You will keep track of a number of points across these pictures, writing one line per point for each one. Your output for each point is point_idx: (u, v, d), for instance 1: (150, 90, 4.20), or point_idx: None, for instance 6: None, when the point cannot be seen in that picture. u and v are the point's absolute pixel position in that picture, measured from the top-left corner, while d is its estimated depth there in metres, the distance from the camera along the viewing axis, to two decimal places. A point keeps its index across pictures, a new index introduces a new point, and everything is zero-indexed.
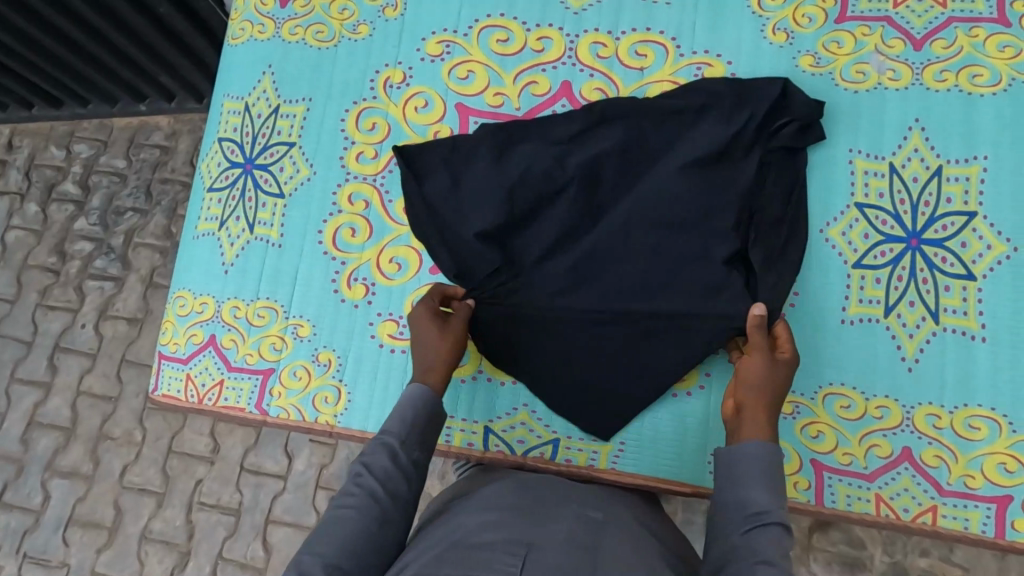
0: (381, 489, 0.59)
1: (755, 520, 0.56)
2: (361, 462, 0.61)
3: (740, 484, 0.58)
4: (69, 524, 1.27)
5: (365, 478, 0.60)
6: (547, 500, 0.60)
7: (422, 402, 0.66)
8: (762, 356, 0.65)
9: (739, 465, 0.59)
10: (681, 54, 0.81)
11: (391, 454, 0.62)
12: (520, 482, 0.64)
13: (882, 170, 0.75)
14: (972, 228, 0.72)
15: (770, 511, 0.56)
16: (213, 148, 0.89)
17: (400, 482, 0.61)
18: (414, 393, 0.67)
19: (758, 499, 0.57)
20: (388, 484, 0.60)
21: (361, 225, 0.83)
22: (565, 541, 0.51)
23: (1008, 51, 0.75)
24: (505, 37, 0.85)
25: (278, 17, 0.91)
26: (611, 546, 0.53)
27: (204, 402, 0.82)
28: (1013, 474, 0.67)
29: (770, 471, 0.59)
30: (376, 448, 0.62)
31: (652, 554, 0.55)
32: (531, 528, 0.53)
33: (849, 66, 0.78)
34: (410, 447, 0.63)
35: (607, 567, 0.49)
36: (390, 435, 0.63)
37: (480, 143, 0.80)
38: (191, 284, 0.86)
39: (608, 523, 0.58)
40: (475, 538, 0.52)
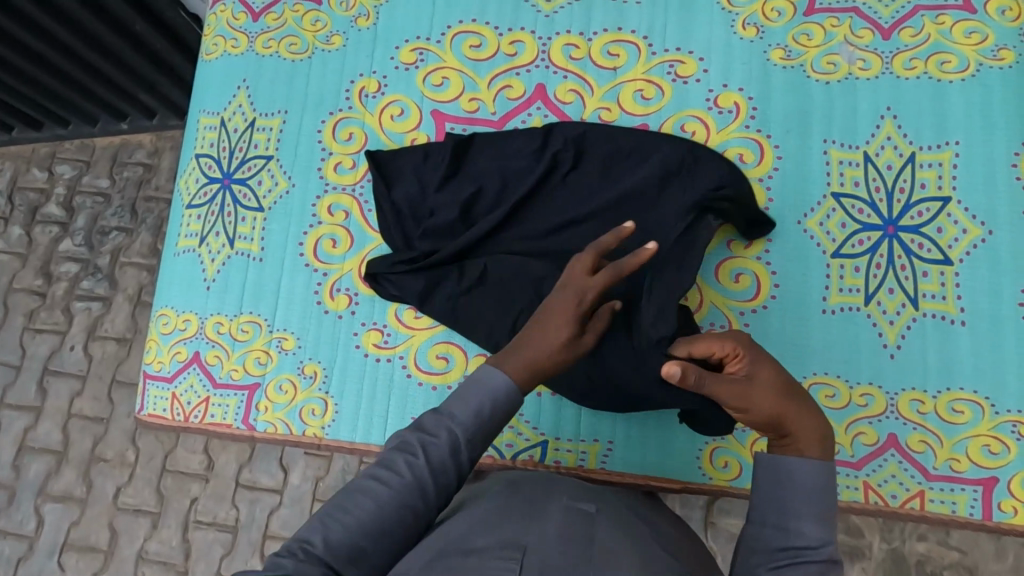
0: (430, 482, 0.50)
1: (792, 555, 0.48)
2: (418, 439, 0.52)
3: (782, 508, 0.50)
4: (65, 549, 1.26)
5: (418, 461, 0.51)
6: (538, 495, 0.59)
7: (507, 402, 0.55)
8: (741, 395, 0.54)
9: (784, 485, 0.51)
10: (654, 53, 0.82)
11: (454, 446, 0.52)
12: (510, 479, 0.64)
13: (856, 160, 0.76)
14: (946, 214, 0.73)
15: (815, 546, 0.48)
16: (191, 164, 0.89)
17: (452, 478, 0.52)
18: (498, 386, 0.54)
19: (803, 530, 0.49)
20: (439, 478, 0.51)
21: (341, 235, 0.83)
22: (557, 538, 0.51)
23: (974, 38, 0.76)
24: (477, 42, 0.85)
25: (251, 31, 0.91)
26: (603, 538, 0.52)
27: (190, 419, 0.81)
28: (998, 456, 0.67)
29: (817, 496, 0.50)
30: (441, 436, 0.52)
31: (651, 546, 0.55)
32: (526, 528, 0.52)
33: (820, 57, 0.79)
34: (475, 445, 0.53)
35: (602, 560, 0.49)
36: (460, 426, 0.52)
37: (445, 152, 0.81)
38: (173, 302, 0.85)
39: (600, 514, 0.57)
40: (469, 541, 0.51)
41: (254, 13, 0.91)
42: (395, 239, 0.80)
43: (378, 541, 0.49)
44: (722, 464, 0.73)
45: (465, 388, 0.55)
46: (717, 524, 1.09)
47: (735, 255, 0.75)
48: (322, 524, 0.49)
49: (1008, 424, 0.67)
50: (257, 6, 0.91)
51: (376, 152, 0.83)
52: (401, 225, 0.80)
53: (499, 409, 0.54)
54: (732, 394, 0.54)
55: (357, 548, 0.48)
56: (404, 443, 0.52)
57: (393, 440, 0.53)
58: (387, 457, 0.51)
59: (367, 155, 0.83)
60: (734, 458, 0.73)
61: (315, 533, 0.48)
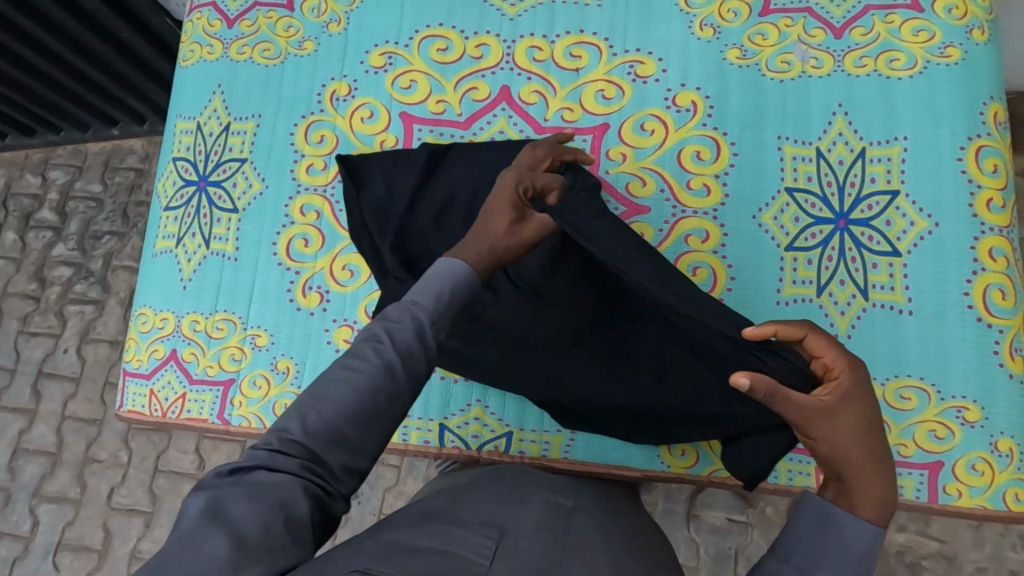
0: (400, 364, 0.51)
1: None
2: (384, 327, 0.53)
3: (818, 555, 0.49)
4: (60, 549, 1.28)
5: (385, 346, 0.52)
6: (521, 483, 0.62)
7: (464, 286, 0.59)
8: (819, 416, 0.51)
9: (836, 538, 0.49)
10: (614, 54, 0.84)
11: (419, 330, 0.54)
12: (495, 468, 0.66)
13: (809, 155, 0.78)
14: (895, 207, 0.75)
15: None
16: (169, 167, 0.92)
17: (422, 362, 0.53)
18: (454, 272, 0.59)
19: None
20: (409, 361, 0.52)
21: (313, 235, 0.85)
22: (535, 527, 0.54)
23: (923, 36, 0.78)
24: (444, 45, 0.87)
25: (226, 38, 0.93)
26: (578, 531, 0.56)
27: (167, 415, 0.84)
28: (943, 441, 0.69)
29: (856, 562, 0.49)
30: (406, 321, 0.54)
31: (620, 543, 0.57)
32: (502, 513, 0.55)
33: (775, 56, 0.81)
34: (440, 329, 0.56)
35: (576, 549, 0.53)
36: (423, 311, 0.55)
37: (415, 161, 0.82)
38: (151, 301, 0.88)
39: (578, 509, 0.61)
40: (454, 517, 0.53)
41: (229, 20, 0.94)
42: (361, 242, 0.81)
43: (360, 429, 0.49)
44: (679, 451, 0.75)
45: (424, 279, 0.57)
46: (700, 517, 1.11)
47: (692, 249, 0.77)
48: (298, 416, 0.49)
49: (952, 411, 0.69)
50: (231, 13, 0.94)
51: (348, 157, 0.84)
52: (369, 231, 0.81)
53: (459, 292, 0.58)
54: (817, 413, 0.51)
55: (337, 433, 0.48)
56: (370, 333, 0.53)
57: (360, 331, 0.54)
58: (356, 347, 0.52)
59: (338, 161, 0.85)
60: (691, 446, 0.75)
61: (292, 423, 0.48)
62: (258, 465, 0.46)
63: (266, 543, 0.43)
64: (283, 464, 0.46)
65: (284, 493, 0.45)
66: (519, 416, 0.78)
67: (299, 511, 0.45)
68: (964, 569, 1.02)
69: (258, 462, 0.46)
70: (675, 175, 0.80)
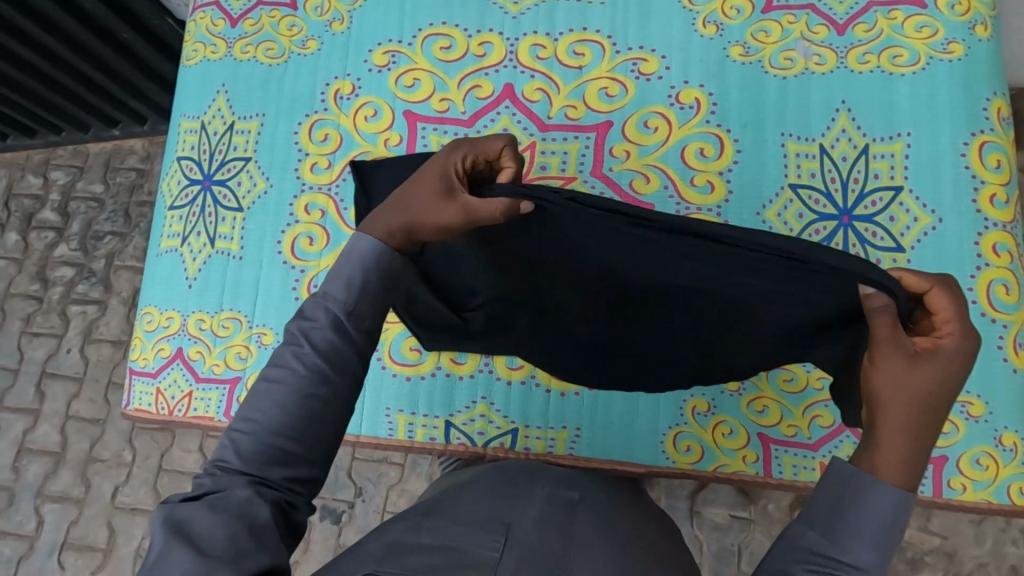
0: (325, 363, 0.49)
1: (827, 564, 0.45)
2: (299, 328, 0.50)
3: (840, 524, 0.46)
4: (64, 548, 1.29)
5: (304, 349, 0.49)
6: (523, 479, 0.62)
7: (377, 266, 0.52)
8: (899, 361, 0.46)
9: (860, 502, 0.46)
10: (617, 51, 0.84)
11: (337, 324, 0.50)
12: (498, 465, 0.66)
13: (813, 152, 0.78)
14: (899, 202, 0.75)
15: (859, 569, 0.45)
16: (173, 166, 0.92)
17: (352, 357, 0.51)
18: (366, 252, 0.52)
19: (852, 550, 0.45)
20: (334, 360, 0.50)
21: (318, 233, 0.85)
22: (539, 520, 0.54)
23: (925, 32, 0.78)
24: (447, 44, 0.87)
25: (229, 38, 0.94)
26: (584, 523, 0.56)
27: (174, 414, 0.84)
28: (947, 435, 0.69)
29: (887, 529, 0.45)
30: (321, 318, 0.50)
31: (626, 532, 0.58)
32: (508, 508, 0.55)
33: (777, 53, 0.81)
34: (361, 317, 0.51)
35: (581, 541, 0.53)
36: (336, 302, 0.50)
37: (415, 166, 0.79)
38: (156, 300, 0.88)
39: (584, 501, 0.61)
40: (458, 517, 0.54)
41: (232, 19, 0.94)
42: None
43: (301, 442, 0.48)
44: (684, 448, 0.75)
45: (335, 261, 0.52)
46: (702, 513, 1.11)
47: None
48: (232, 443, 0.48)
49: (957, 405, 0.70)
50: (235, 12, 0.94)
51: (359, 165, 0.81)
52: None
53: (373, 275, 0.52)
54: (894, 366, 0.46)
55: (275, 449, 0.47)
56: (288, 336, 0.50)
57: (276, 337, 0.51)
58: (277, 356, 0.50)
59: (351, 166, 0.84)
60: (696, 442, 0.75)
61: (227, 452, 0.47)
62: (203, 493, 0.45)
63: (231, 552, 0.42)
64: (230, 485, 0.45)
65: (243, 504, 0.44)
66: (524, 413, 0.78)
67: (261, 517, 0.44)
68: (964, 565, 1.02)
69: (203, 490, 0.45)
70: (679, 172, 0.80)
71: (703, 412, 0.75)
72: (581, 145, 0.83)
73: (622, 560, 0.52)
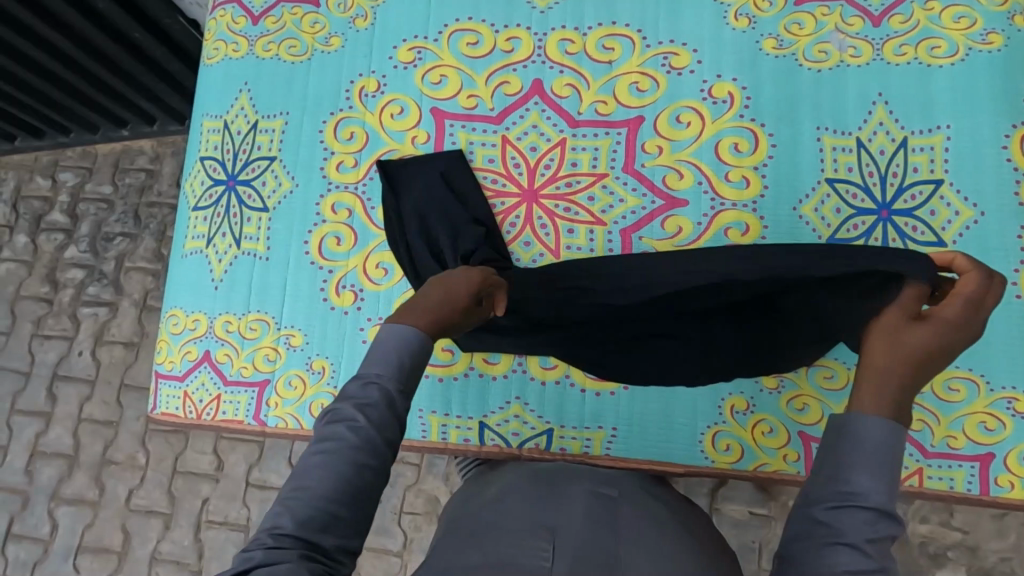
0: (380, 437, 0.48)
1: (841, 500, 0.43)
2: (353, 406, 0.49)
3: (837, 456, 0.45)
4: (79, 552, 1.28)
5: (360, 422, 0.48)
6: (559, 479, 0.61)
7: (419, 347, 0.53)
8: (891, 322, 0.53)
9: (850, 433, 0.45)
10: (648, 45, 0.83)
11: (389, 400, 0.50)
12: (533, 468, 0.66)
13: (849, 145, 0.77)
14: (939, 196, 0.74)
15: (871, 495, 0.43)
16: (196, 167, 0.91)
17: (398, 430, 0.50)
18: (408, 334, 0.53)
19: (858, 478, 0.43)
20: (386, 431, 0.49)
21: (345, 233, 0.84)
22: (585, 519, 0.53)
23: (963, 23, 0.77)
24: (474, 39, 0.86)
25: (251, 35, 0.92)
26: (628, 519, 0.55)
27: (202, 417, 0.83)
28: (993, 432, 0.69)
29: (883, 449, 0.44)
30: (373, 395, 0.49)
31: (672, 526, 0.57)
32: (550, 512, 0.54)
33: (811, 46, 0.80)
34: (409, 394, 0.52)
35: (628, 537, 0.52)
36: (389, 379, 0.50)
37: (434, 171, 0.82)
38: (182, 303, 0.87)
39: (622, 498, 0.59)
40: (500, 526, 0.53)
41: (254, 17, 0.93)
42: (400, 251, 0.81)
43: (354, 507, 0.46)
44: (723, 447, 0.74)
45: (376, 348, 0.52)
46: (722, 510, 1.10)
47: (731, 242, 0.77)
48: (286, 509, 0.45)
49: (1002, 401, 0.69)
50: (256, 10, 0.93)
51: (387, 165, 0.84)
52: (405, 237, 0.80)
53: (418, 358, 0.53)
54: (894, 321, 0.53)
55: (331, 517, 0.45)
56: (338, 412, 0.49)
57: (326, 412, 0.49)
58: (329, 432, 0.48)
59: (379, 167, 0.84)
60: (735, 441, 0.74)
61: (282, 518, 0.44)
62: (253, 566, 0.42)
63: None
64: (281, 559, 0.43)
65: None
66: (559, 414, 0.77)
67: None
68: (988, 560, 1.01)
69: (253, 563, 0.42)
70: (713, 168, 0.79)
71: (742, 410, 0.74)
72: (612, 141, 0.81)
73: (672, 552, 0.52)
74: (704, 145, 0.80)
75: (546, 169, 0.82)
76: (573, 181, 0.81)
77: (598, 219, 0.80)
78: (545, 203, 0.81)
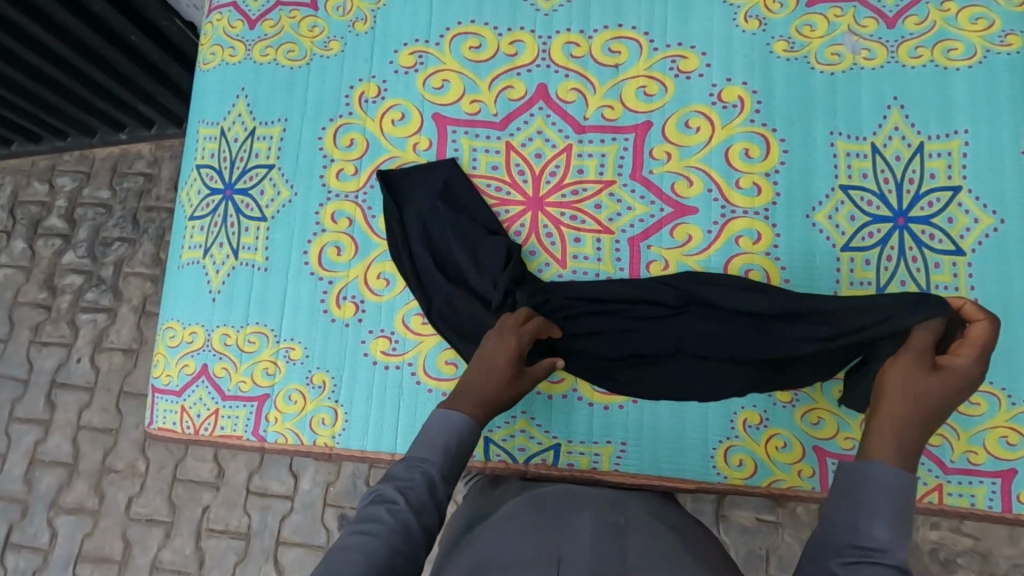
0: (417, 521, 0.53)
1: (858, 554, 0.46)
2: (396, 488, 0.55)
3: (851, 507, 0.48)
4: (79, 561, 1.26)
5: (400, 506, 0.54)
6: (565, 505, 0.59)
7: (457, 435, 0.61)
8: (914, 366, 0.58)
9: (864, 486, 0.49)
10: (655, 48, 0.81)
11: (429, 485, 0.56)
12: (534, 495, 0.63)
13: (863, 151, 0.75)
14: (957, 203, 0.72)
15: (886, 549, 0.46)
16: (193, 175, 0.89)
17: (434, 514, 0.55)
18: (455, 422, 0.61)
19: (873, 531, 0.47)
20: (423, 516, 0.54)
21: (346, 243, 0.82)
22: (589, 550, 0.50)
23: (980, 24, 0.75)
24: (477, 43, 0.84)
25: (248, 39, 0.90)
26: (635, 547, 0.53)
27: (200, 432, 0.81)
28: (1015, 447, 0.67)
29: (894, 503, 0.48)
30: (415, 479, 0.56)
31: (681, 551, 0.55)
32: (557, 541, 0.52)
33: (824, 48, 0.78)
34: (447, 483, 0.58)
35: (637, 567, 0.50)
36: (433, 465, 0.58)
37: (437, 179, 0.80)
38: (179, 314, 0.85)
39: (631, 526, 0.57)
40: (503, 557, 0.51)
41: (251, 21, 0.90)
42: (403, 261, 0.79)
43: None
44: (736, 462, 0.72)
45: (426, 433, 0.60)
46: (729, 517, 1.08)
47: (743, 250, 0.75)
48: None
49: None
50: (253, 13, 0.90)
51: (389, 175, 0.82)
52: (409, 248, 0.80)
53: (455, 443, 0.60)
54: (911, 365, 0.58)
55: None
56: (382, 494, 0.55)
57: (371, 495, 0.55)
58: (370, 512, 0.53)
59: (380, 176, 0.82)
60: (748, 457, 0.72)
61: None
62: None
63: None
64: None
65: None
66: (566, 429, 0.75)
67: None
68: (1000, 566, 0.99)
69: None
70: (724, 174, 0.77)
71: (755, 425, 0.72)
72: (619, 147, 0.79)
73: None
74: (714, 151, 0.77)
75: (552, 176, 0.80)
76: (579, 188, 0.79)
77: (605, 227, 0.78)
78: (550, 211, 0.79)
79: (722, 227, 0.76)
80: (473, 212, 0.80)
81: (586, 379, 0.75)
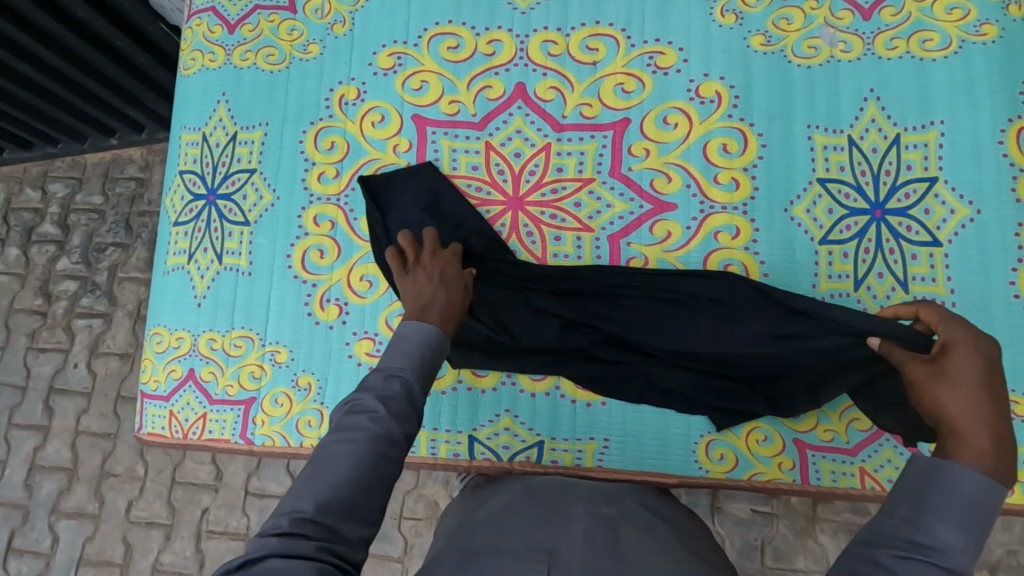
0: (399, 429, 0.50)
1: (912, 550, 0.42)
2: (375, 397, 0.51)
3: (924, 506, 0.43)
4: (81, 565, 1.27)
5: (380, 413, 0.50)
6: (557, 498, 0.60)
7: (438, 345, 0.57)
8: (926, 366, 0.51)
9: (945, 486, 0.43)
10: (633, 45, 0.81)
11: (408, 394, 0.52)
12: (528, 487, 0.64)
13: (841, 144, 0.75)
14: (934, 194, 0.73)
15: (946, 553, 0.41)
16: (176, 181, 0.89)
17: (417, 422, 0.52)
18: (425, 332, 0.57)
19: (936, 533, 0.42)
20: (406, 425, 0.51)
21: (328, 245, 0.83)
22: (583, 543, 0.51)
23: (956, 14, 0.75)
24: (455, 43, 0.84)
25: (228, 44, 0.90)
26: (627, 538, 0.53)
27: (189, 437, 0.82)
28: None
29: (972, 513, 0.43)
30: (393, 386, 0.52)
31: (670, 540, 0.56)
32: (548, 533, 0.52)
33: (800, 42, 0.78)
34: (425, 390, 0.54)
35: (629, 560, 0.50)
36: (408, 372, 0.54)
37: (421, 181, 0.81)
38: (165, 320, 0.85)
39: (623, 517, 0.57)
40: (496, 547, 0.52)
41: (230, 26, 0.91)
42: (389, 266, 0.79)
43: (371, 493, 0.47)
44: (718, 456, 0.73)
45: (398, 344, 0.56)
46: (724, 509, 1.09)
47: (722, 245, 0.75)
48: (309, 493, 0.46)
49: None
50: (232, 18, 0.90)
51: (371, 179, 0.81)
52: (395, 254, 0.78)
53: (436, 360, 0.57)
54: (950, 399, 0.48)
55: (351, 502, 0.46)
56: (360, 404, 0.51)
57: (346, 404, 0.51)
58: (347, 421, 0.50)
59: (361, 182, 0.81)
60: (729, 450, 0.73)
61: (303, 501, 0.45)
62: (268, 553, 0.43)
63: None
64: (296, 547, 0.43)
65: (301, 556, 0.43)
66: (548, 427, 0.76)
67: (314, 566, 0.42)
68: (994, 553, 1.00)
69: (268, 550, 0.43)
70: (702, 170, 0.77)
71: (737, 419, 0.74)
72: (598, 145, 0.79)
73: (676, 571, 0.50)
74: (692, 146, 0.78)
75: (531, 175, 0.80)
76: (559, 187, 0.79)
77: (585, 225, 0.78)
78: (531, 210, 0.79)
79: (699, 223, 0.76)
80: (458, 217, 0.79)
81: (569, 376, 0.76)
